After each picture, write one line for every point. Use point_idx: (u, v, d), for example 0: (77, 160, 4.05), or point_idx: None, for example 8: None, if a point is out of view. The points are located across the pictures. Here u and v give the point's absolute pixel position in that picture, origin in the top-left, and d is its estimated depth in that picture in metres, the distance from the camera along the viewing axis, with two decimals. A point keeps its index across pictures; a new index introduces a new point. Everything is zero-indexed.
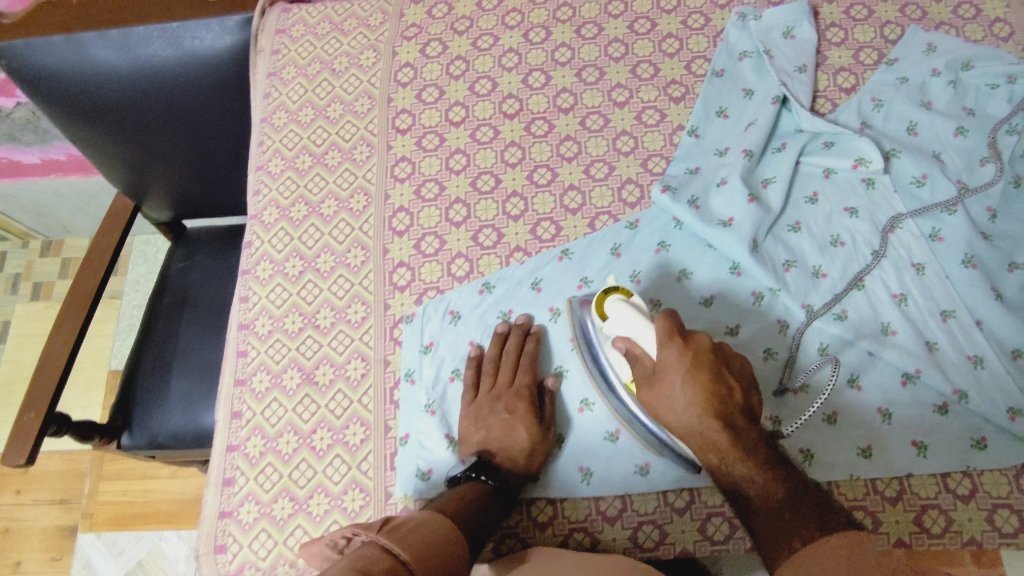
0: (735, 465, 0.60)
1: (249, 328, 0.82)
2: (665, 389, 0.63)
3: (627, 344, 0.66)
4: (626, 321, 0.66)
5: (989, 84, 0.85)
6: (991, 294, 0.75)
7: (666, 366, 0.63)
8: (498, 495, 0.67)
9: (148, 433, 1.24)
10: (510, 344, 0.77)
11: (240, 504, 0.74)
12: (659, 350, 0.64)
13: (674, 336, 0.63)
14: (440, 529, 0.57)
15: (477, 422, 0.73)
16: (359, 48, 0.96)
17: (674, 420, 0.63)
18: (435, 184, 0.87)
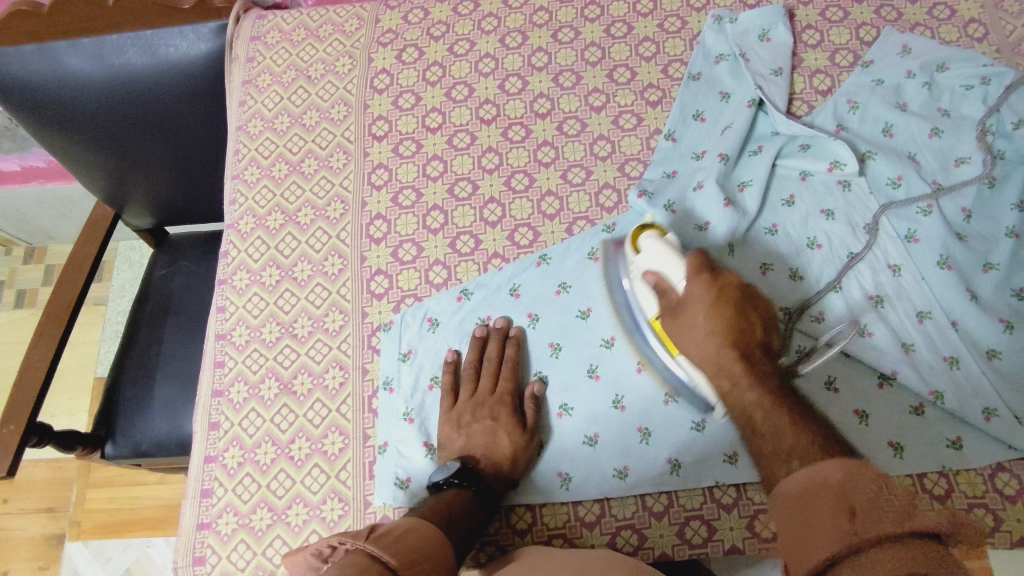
0: (746, 393, 0.57)
1: (226, 338, 0.82)
2: (690, 319, 0.62)
3: (655, 277, 0.66)
4: (658, 252, 0.66)
5: (964, 85, 0.86)
6: (966, 295, 0.75)
7: (692, 298, 0.62)
8: (482, 500, 0.68)
9: (131, 442, 1.23)
10: (491, 350, 0.77)
11: (219, 515, 0.74)
12: (687, 283, 0.63)
13: (703, 271, 0.63)
14: (425, 534, 0.58)
15: (459, 429, 0.74)
16: (335, 55, 0.95)
17: (692, 350, 0.62)
18: (412, 191, 0.87)
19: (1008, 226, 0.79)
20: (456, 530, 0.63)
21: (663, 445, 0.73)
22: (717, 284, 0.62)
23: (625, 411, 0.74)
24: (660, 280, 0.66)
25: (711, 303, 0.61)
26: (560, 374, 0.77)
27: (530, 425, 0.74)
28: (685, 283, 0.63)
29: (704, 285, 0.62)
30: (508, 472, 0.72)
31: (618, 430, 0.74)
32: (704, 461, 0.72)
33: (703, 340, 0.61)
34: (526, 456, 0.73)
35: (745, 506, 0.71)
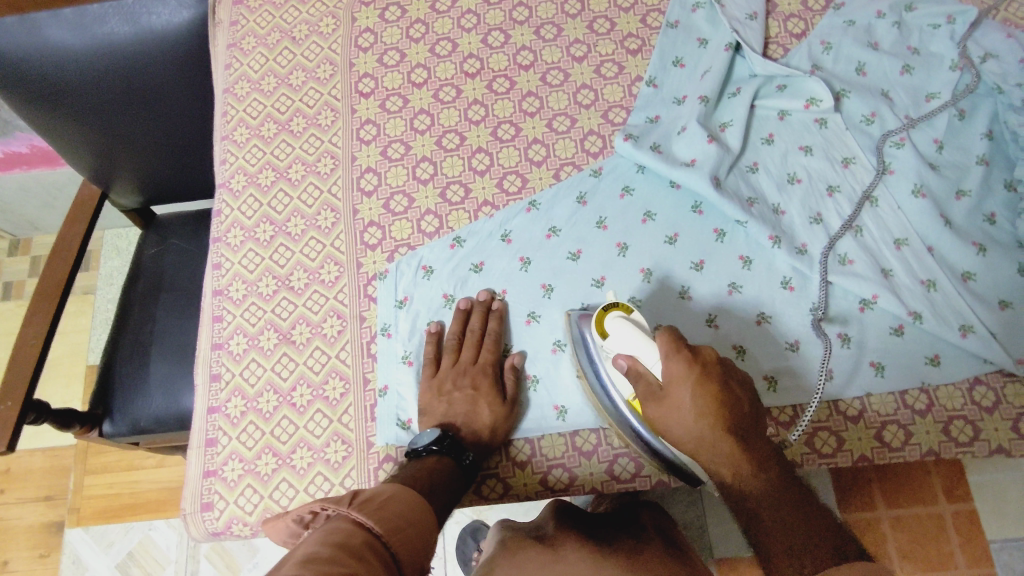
0: (748, 482, 0.61)
1: (224, 294, 0.83)
2: (674, 402, 0.62)
3: (628, 361, 0.65)
4: (628, 338, 0.65)
5: (931, 24, 0.89)
6: (940, 221, 0.79)
7: (672, 379, 0.62)
8: (463, 471, 0.69)
9: (130, 419, 1.24)
10: (474, 322, 0.78)
11: (225, 462, 0.75)
12: (665, 364, 0.63)
13: (680, 348, 0.63)
14: (409, 500, 0.58)
15: (440, 395, 0.75)
16: (318, 15, 0.96)
17: (677, 432, 0.63)
18: (401, 144, 0.88)
19: (978, 155, 0.82)
20: (437, 495, 0.64)
21: None
22: (696, 359, 0.62)
23: None
24: (634, 363, 0.65)
25: (692, 385, 0.61)
26: (553, 313, 0.79)
27: (511, 397, 0.75)
28: (663, 366, 0.63)
29: (685, 364, 0.62)
30: (487, 441, 0.73)
31: None
32: None
33: (690, 422, 0.62)
34: (508, 423, 0.74)
35: None
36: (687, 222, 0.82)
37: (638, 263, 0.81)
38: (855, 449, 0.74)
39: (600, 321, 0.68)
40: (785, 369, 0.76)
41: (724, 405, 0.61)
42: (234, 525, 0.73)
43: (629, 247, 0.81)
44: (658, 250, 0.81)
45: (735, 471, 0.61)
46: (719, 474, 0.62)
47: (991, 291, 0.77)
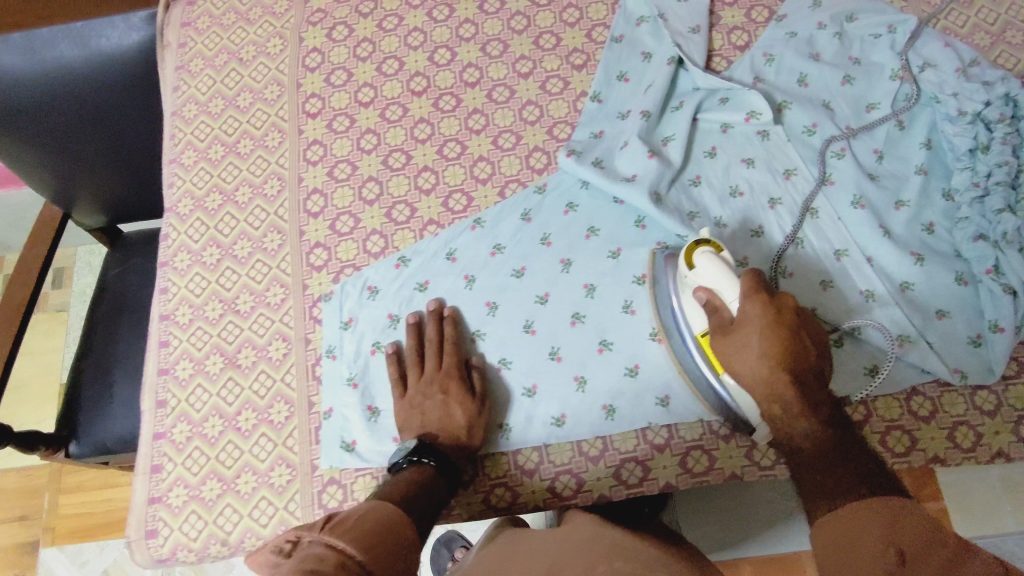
0: (797, 421, 0.62)
1: (170, 318, 0.83)
2: (741, 337, 0.64)
3: (708, 295, 0.68)
4: (713, 271, 0.68)
5: (873, 34, 0.89)
6: (879, 231, 0.79)
7: (746, 317, 0.65)
8: (444, 475, 0.70)
9: (95, 440, 1.23)
10: (429, 333, 0.79)
11: (170, 488, 0.76)
12: (742, 303, 0.65)
13: (759, 291, 0.65)
14: (385, 514, 0.60)
15: (413, 408, 0.76)
16: (265, 36, 0.95)
17: (740, 366, 0.65)
18: (347, 165, 0.88)
19: (917, 165, 0.83)
20: (417, 507, 0.65)
21: (598, 392, 0.77)
22: (773, 304, 0.64)
23: (561, 361, 0.78)
24: (714, 298, 0.68)
25: (764, 324, 0.63)
26: (497, 331, 0.80)
27: (480, 392, 0.76)
28: (740, 304, 0.66)
29: (761, 305, 0.64)
30: (468, 441, 0.74)
31: (556, 379, 0.77)
32: (637, 406, 0.76)
33: (752, 357, 0.63)
34: (484, 419, 0.75)
35: (677, 444, 0.75)
36: (631, 236, 0.82)
37: (581, 279, 0.81)
38: None
39: (688, 254, 0.71)
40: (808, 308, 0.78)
41: (789, 351, 0.62)
42: (179, 551, 0.73)
43: (573, 263, 0.82)
44: (600, 265, 0.82)
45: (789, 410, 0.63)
46: (770, 411, 0.64)
47: (928, 301, 0.77)
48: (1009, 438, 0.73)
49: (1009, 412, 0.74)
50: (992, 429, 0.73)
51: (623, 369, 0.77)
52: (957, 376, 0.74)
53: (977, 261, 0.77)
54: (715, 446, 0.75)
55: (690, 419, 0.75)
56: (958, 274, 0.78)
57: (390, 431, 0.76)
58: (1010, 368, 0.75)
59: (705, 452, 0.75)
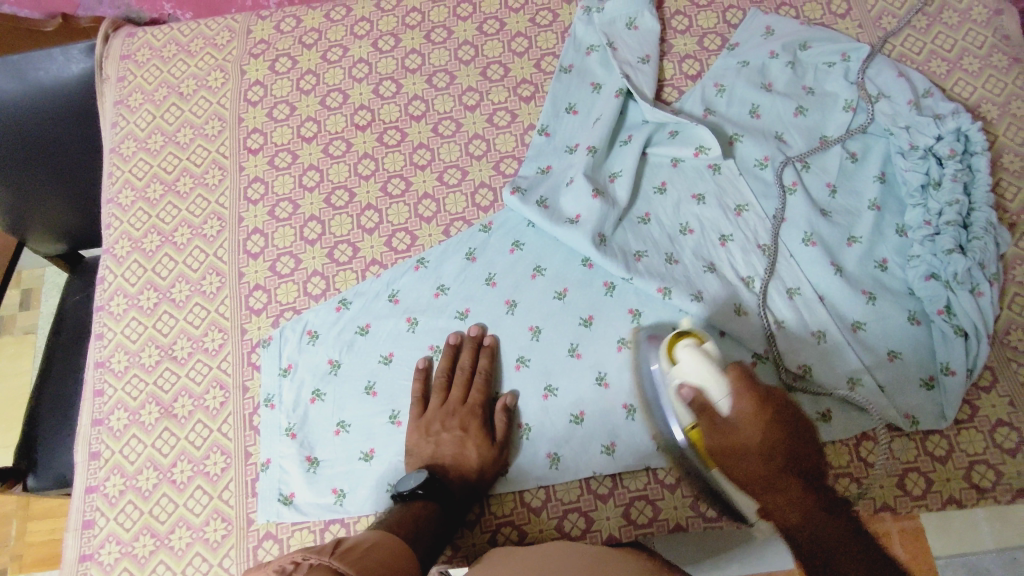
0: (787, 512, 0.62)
1: (105, 366, 0.81)
2: (740, 439, 0.62)
3: (694, 392, 0.63)
4: (696, 366, 0.63)
5: (826, 63, 0.88)
6: (830, 269, 0.77)
7: (742, 418, 0.62)
8: (447, 511, 0.68)
9: (55, 472, 1.08)
10: (463, 359, 0.76)
11: (101, 545, 0.74)
12: (735, 404, 0.62)
13: (750, 387, 0.63)
14: (391, 551, 0.56)
15: (427, 436, 0.73)
16: (206, 69, 0.93)
17: (741, 468, 0.63)
18: (289, 203, 0.86)
19: (870, 199, 0.81)
20: (421, 543, 0.63)
21: (542, 440, 0.74)
22: (762, 399, 0.63)
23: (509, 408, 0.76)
24: (700, 396, 0.63)
25: (764, 426, 0.62)
26: None
27: (500, 439, 0.73)
28: (732, 402, 0.62)
29: (754, 404, 0.62)
30: (474, 483, 0.72)
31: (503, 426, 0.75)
32: (582, 455, 0.73)
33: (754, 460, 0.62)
34: (496, 467, 0.73)
35: (621, 495, 0.73)
36: (577, 276, 0.80)
37: (526, 320, 0.79)
38: None
39: (670, 347, 0.67)
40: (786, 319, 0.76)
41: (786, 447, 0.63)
42: None
43: (518, 304, 0.79)
44: (546, 305, 0.79)
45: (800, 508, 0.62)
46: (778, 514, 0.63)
47: (881, 341, 0.75)
48: (961, 484, 0.71)
49: (960, 457, 0.72)
50: (944, 476, 0.71)
51: (568, 415, 0.74)
52: (907, 421, 0.72)
53: (929, 300, 0.75)
54: (661, 496, 0.72)
55: (635, 468, 0.73)
56: (910, 314, 0.76)
57: (330, 482, 0.74)
58: (963, 411, 0.73)
59: (649, 503, 0.72)
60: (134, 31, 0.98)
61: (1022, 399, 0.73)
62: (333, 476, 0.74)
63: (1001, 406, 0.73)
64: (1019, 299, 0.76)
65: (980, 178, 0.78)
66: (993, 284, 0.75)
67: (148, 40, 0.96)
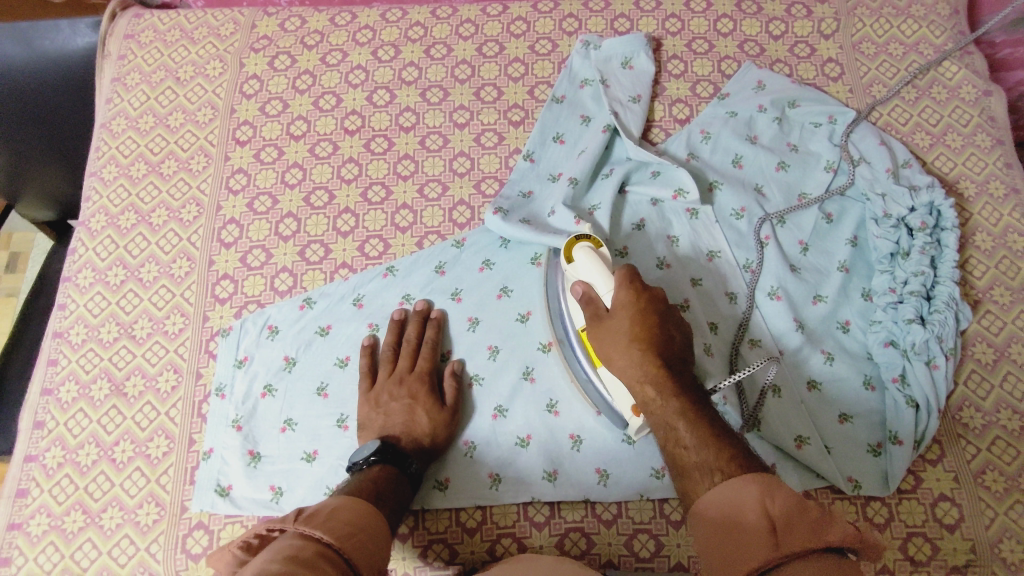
0: (668, 402, 0.63)
1: (63, 336, 0.81)
2: (616, 325, 0.67)
3: (584, 288, 0.70)
4: (590, 264, 0.71)
5: (813, 122, 0.89)
6: (792, 324, 0.78)
7: (618, 306, 0.67)
8: (404, 475, 0.69)
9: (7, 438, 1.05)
10: (410, 332, 0.78)
11: (31, 516, 0.73)
12: (613, 293, 0.68)
13: (633, 282, 0.68)
14: (359, 508, 0.58)
15: (377, 408, 0.74)
16: (205, 57, 0.94)
17: (614, 351, 0.67)
18: (268, 198, 0.86)
19: (840, 260, 0.82)
20: (385, 503, 0.65)
21: (486, 459, 0.74)
22: (641, 293, 0.67)
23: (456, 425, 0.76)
24: (588, 291, 0.70)
25: (635, 312, 0.66)
26: None
27: (449, 404, 0.75)
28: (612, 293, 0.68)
29: (631, 294, 0.67)
30: (427, 449, 0.73)
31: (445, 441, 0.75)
32: (523, 479, 0.73)
33: (625, 341, 0.66)
34: (449, 430, 0.74)
35: (556, 524, 0.72)
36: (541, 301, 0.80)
37: (486, 339, 0.79)
38: (672, 556, 0.70)
39: (569, 247, 0.74)
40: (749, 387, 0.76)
41: (658, 337, 0.66)
42: None
43: (479, 323, 0.80)
44: (507, 327, 0.79)
45: (677, 399, 0.63)
46: (657, 406, 0.63)
47: (834, 402, 0.75)
48: (896, 555, 0.70)
49: (898, 527, 0.71)
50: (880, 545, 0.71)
51: (515, 438, 0.74)
52: (851, 485, 0.72)
53: (885, 367, 0.76)
54: (597, 530, 0.72)
55: (575, 499, 0.72)
56: (866, 378, 0.76)
57: (269, 479, 0.73)
58: (907, 482, 0.73)
59: (584, 536, 0.72)
60: (142, 12, 0.99)
61: (967, 475, 0.73)
62: (272, 473, 0.74)
63: (946, 481, 0.72)
64: (975, 376, 0.76)
65: (948, 254, 0.79)
66: (950, 358, 0.74)
67: (153, 23, 0.97)
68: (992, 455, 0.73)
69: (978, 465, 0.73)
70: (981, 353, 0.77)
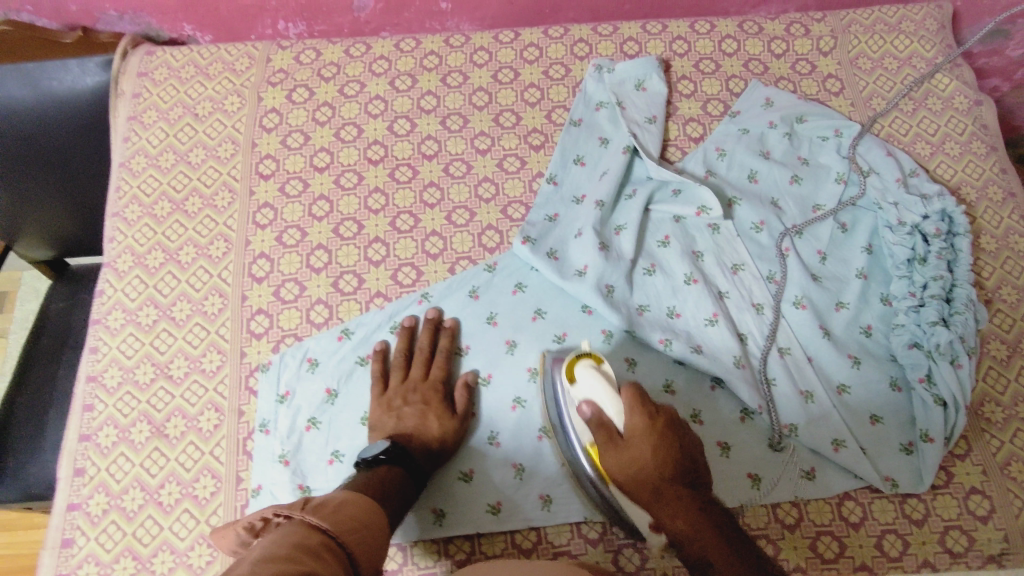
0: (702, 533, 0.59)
1: (97, 380, 0.80)
2: (633, 453, 0.64)
3: (591, 407, 0.68)
4: (596, 385, 0.68)
5: (821, 136, 0.93)
6: (819, 332, 0.81)
7: (634, 434, 0.65)
8: (410, 476, 0.69)
9: (20, 484, 1.01)
10: (423, 339, 0.80)
11: (79, 566, 0.72)
12: (628, 418, 0.65)
13: (644, 405, 0.66)
14: (364, 506, 0.58)
15: (389, 411, 0.76)
16: (223, 93, 0.94)
17: (633, 483, 0.64)
18: (297, 231, 0.87)
19: (857, 268, 0.85)
20: (389, 502, 0.65)
21: (536, 481, 0.75)
22: (655, 416, 0.65)
23: (500, 446, 0.77)
24: (597, 412, 0.67)
25: (652, 438, 0.64)
26: None
27: (460, 412, 0.76)
28: (625, 417, 0.66)
29: (646, 419, 0.65)
30: (436, 452, 0.74)
31: (494, 464, 0.76)
32: (573, 497, 0.75)
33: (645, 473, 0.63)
34: (457, 437, 0.75)
35: (610, 540, 0.74)
36: (577, 322, 0.82)
37: (526, 362, 0.80)
38: None
39: (570, 368, 0.72)
40: (780, 396, 0.79)
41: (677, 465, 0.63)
42: None
43: (518, 345, 0.81)
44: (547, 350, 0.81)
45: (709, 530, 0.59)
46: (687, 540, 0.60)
47: (865, 406, 0.79)
48: (935, 548, 0.73)
49: (935, 521, 0.74)
50: (920, 539, 0.73)
51: (563, 458, 0.76)
52: (888, 483, 0.75)
53: (911, 368, 0.79)
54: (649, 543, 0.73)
55: None
56: (892, 380, 0.80)
57: None
58: (939, 477, 0.76)
59: (638, 550, 0.73)
60: (153, 50, 0.99)
61: (993, 468, 0.76)
62: None
63: (975, 474, 0.76)
64: (993, 372, 0.80)
65: (963, 257, 0.83)
66: (971, 357, 0.78)
67: (166, 59, 0.97)
68: (1015, 446, 0.77)
69: (1003, 458, 0.77)
70: (996, 350, 0.81)
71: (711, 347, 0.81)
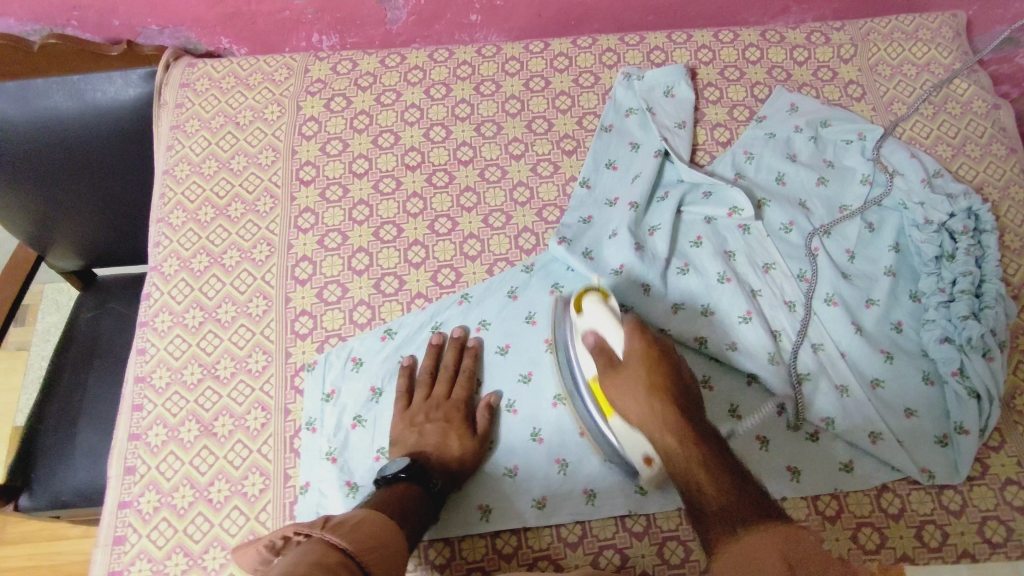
0: (687, 449, 0.61)
1: (146, 381, 0.82)
2: (630, 376, 0.68)
3: (595, 337, 0.72)
4: (600, 315, 0.72)
5: (844, 139, 0.96)
6: (851, 328, 0.83)
7: (631, 360, 0.68)
8: (428, 494, 0.70)
9: (50, 492, 1.01)
10: (447, 358, 0.82)
11: (131, 562, 0.73)
12: (626, 345, 0.69)
13: (643, 333, 0.70)
14: (383, 525, 0.60)
15: (411, 427, 0.77)
16: (263, 102, 0.97)
17: (631, 411, 0.67)
18: (338, 234, 0.89)
19: (886, 266, 0.87)
20: (408, 521, 0.66)
21: (580, 475, 0.76)
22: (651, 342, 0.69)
23: (542, 442, 0.78)
24: (600, 341, 0.71)
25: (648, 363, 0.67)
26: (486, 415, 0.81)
27: (481, 433, 0.78)
28: (625, 342, 0.70)
29: (645, 343, 0.69)
30: (453, 472, 0.75)
31: (537, 460, 0.77)
32: (616, 490, 0.76)
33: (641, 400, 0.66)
34: (477, 457, 0.77)
35: (655, 533, 0.74)
36: None
37: None
38: None
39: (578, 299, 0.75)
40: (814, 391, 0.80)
41: (669, 390, 0.66)
42: None
43: None
44: None
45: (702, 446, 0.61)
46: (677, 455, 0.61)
47: (899, 400, 0.80)
48: (974, 539, 0.74)
49: (974, 512, 0.75)
50: (959, 530, 0.74)
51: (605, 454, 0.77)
52: (924, 475, 0.76)
53: (943, 362, 0.80)
54: (693, 538, 0.73)
55: (668, 508, 0.75)
56: (924, 374, 0.81)
57: None
58: (976, 469, 0.77)
59: (682, 543, 0.73)
60: (195, 62, 1.02)
61: None
62: None
63: (1011, 466, 0.77)
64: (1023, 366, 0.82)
65: (990, 254, 0.85)
66: (1001, 350, 0.80)
67: (208, 71, 1.01)
68: None
69: None
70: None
71: (746, 344, 0.82)
